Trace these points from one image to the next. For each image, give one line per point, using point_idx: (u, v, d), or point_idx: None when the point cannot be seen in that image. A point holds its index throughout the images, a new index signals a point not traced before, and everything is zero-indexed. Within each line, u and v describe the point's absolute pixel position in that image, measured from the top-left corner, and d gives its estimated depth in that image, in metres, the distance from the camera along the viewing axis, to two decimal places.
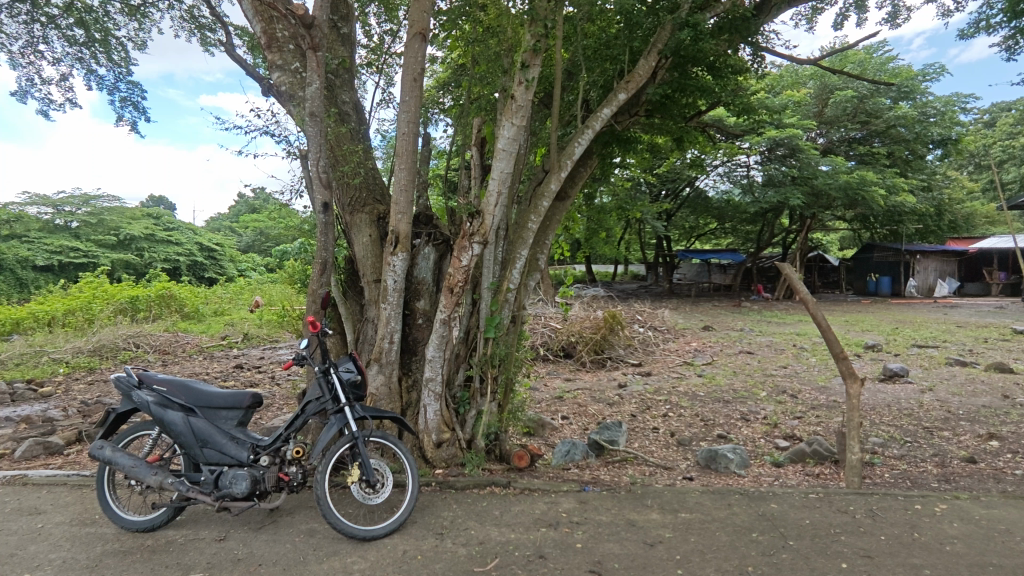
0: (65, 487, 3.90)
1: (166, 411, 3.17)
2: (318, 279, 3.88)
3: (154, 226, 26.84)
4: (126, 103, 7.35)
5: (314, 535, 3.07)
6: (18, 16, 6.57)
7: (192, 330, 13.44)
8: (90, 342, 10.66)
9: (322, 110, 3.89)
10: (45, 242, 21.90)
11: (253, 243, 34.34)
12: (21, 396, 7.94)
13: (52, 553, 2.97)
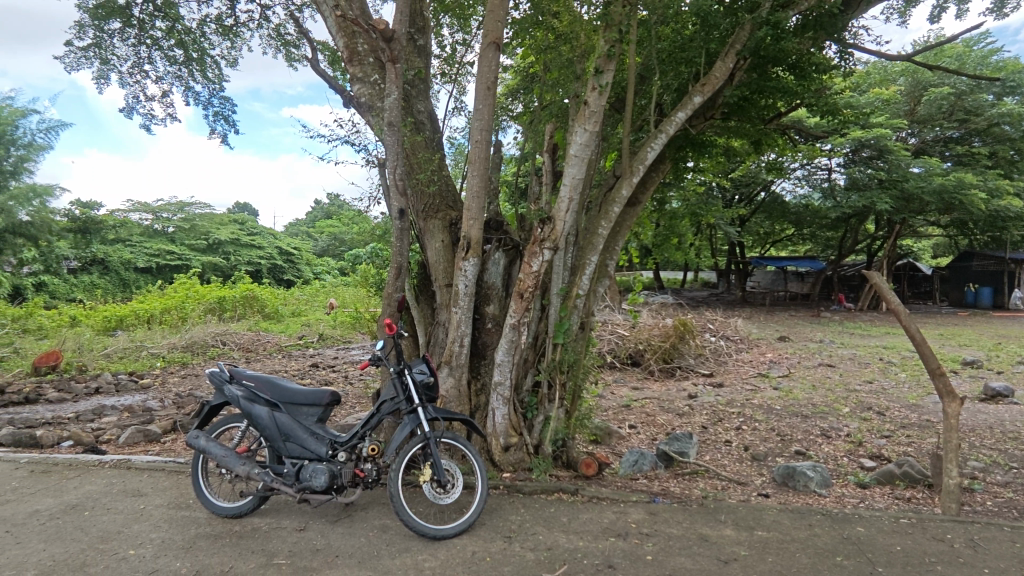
0: (163, 472, 4.23)
1: (253, 406, 3.36)
2: (393, 283, 4.01)
3: (240, 231, 28.61)
4: (218, 117, 7.91)
5: (387, 531, 3.17)
6: (128, 40, 7.22)
7: (273, 330, 14.21)
8: (183, 338, 11.50)
9: (399, 119, 4.03)
10: (145, 246, 23.83)
11: (328, 248, 35.93)
12: (125, 387, 8.67)
13: (153, 533, 3.22)
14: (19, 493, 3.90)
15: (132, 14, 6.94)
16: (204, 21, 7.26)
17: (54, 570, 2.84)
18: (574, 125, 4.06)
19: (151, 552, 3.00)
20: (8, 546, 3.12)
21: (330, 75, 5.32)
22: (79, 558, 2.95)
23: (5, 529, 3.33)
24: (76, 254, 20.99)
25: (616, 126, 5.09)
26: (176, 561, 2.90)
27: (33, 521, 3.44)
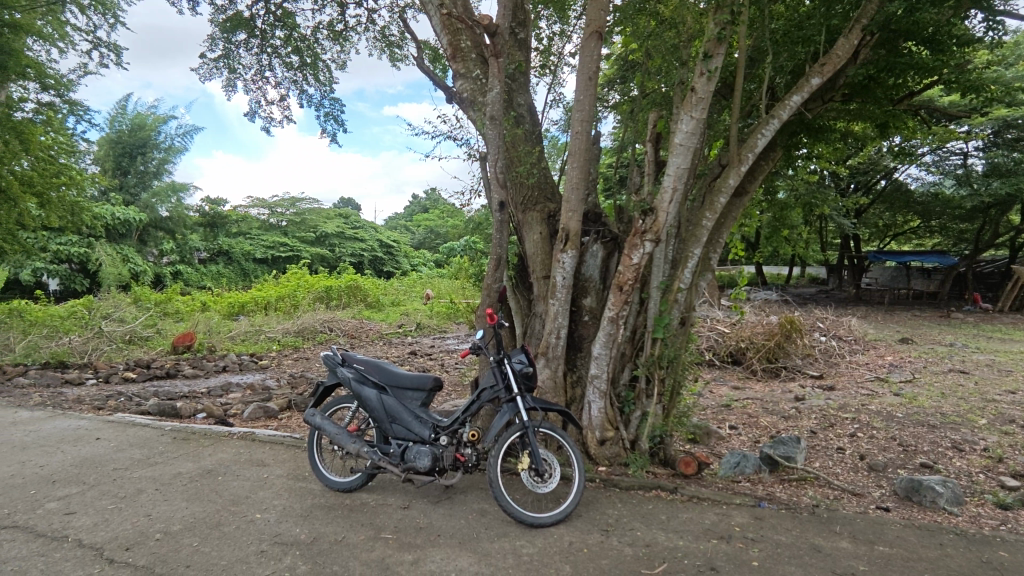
0: (282, 446, 4.60)
1: (363, 387, 3.57)
2: (493, 275, 4.09)
3: (344, 225, 30.35)
4: (328, 118, 8.42)
5: (486, 515, 3.26)
6: (252, 49, 7.86)
7: (374, 318, 14.98)
8: (296, 324, 12.43)
9: (501, 113, 4.09)
10: (263, 238, 25.95)
11: (424, 241, 37.30)
12: (246, 367, 9.54)
13: (275, 500, 3.52)
14: (164, 456, 4.41)
15: (255, 25, 7.54)
16: (317, 28, 7.74)
17: (195, 526, 3.19)
18: (678, 113, 3.93)
19: (275, 517, 3.28)
20: (156, 502, 3.53)
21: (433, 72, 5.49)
22: (214, 518, 3.29)
23: (154, 488, 3.77)
24: (205, 246, 23.28)
25: (722, 113, 4.86)
26: (296, 527, 3.16)
27: (176, 482, 3.87)
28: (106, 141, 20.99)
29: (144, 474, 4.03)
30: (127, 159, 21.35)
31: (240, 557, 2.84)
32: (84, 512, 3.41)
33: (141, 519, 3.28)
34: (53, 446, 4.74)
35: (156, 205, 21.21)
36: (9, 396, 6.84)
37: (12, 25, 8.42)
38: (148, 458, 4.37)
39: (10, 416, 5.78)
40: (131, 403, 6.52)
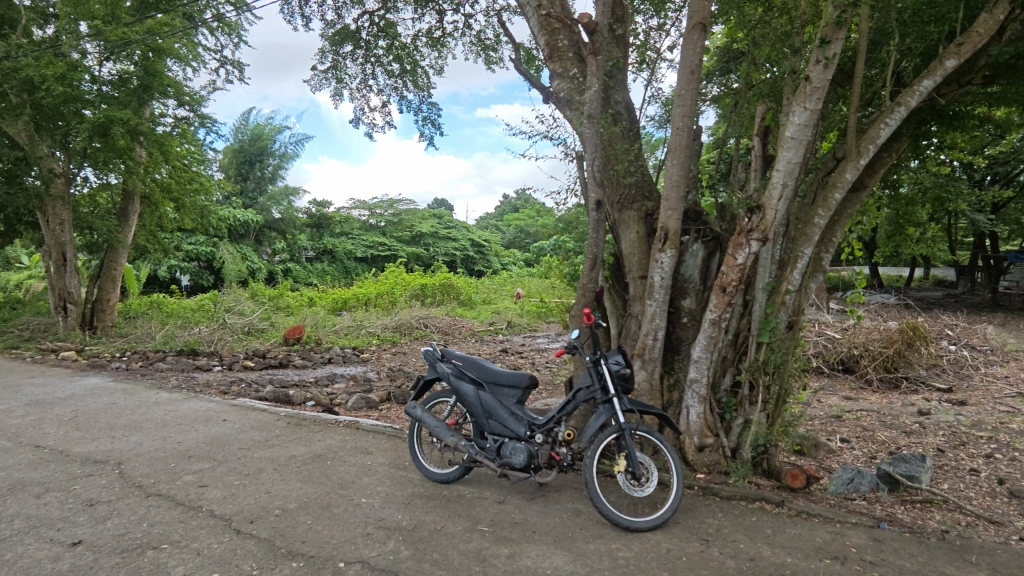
0: (384, 435, 4.84)
1: (461, 383, 3.68)
2: (589, 274, 4.07)
3: (439, 225, 31.34)
4: (426, 122, 8.75)
5: (580, 516, 3.26)
6: (357, 60, 8.33)
7: (467, 316, 15.37)
8: (394, 320, 13.01)
9: (599, 111, 4.06)
10: (364, 238, 27.41)
11: (515, 240, 37.70)
12: (349, 359, 10.13)
13: (378, 487, 3.71)
14: (281, 439, 4.78)
15: (360, 37, 7.98)
16: (417, 36, 8.05)
17: (308, 506, 3.43)
18: (789, 104, 3.71)
19: (379, 503, 3.46)
20: (274, 481, 3.84)
21: (529, 74, 5.54)
22: (325, 499, 3.53)
23: (272, 468, 4.10)
24: (312, 246, 24.95)
25: (838, 103, 4.51)
26: (398, 513, 3.31)
27: (291, 463, 4.18)
28: (230, 150, 23.05)
29: (264, 454, 4.39)
30: (247, 166, 23.32)
31: (349, 538, 3.02)
32: (214, 486, 3.77)
33: (261, 496, 3.58)
34: (188, 425, 5.28)
35: (270, 208, 23.01)
36: (151, 378, 7.71)
37: (156, 50, 9.47)
38: (266, 441, 4.76)
39: (152, 396, 6.51)
40: (250, 390, 7.13)
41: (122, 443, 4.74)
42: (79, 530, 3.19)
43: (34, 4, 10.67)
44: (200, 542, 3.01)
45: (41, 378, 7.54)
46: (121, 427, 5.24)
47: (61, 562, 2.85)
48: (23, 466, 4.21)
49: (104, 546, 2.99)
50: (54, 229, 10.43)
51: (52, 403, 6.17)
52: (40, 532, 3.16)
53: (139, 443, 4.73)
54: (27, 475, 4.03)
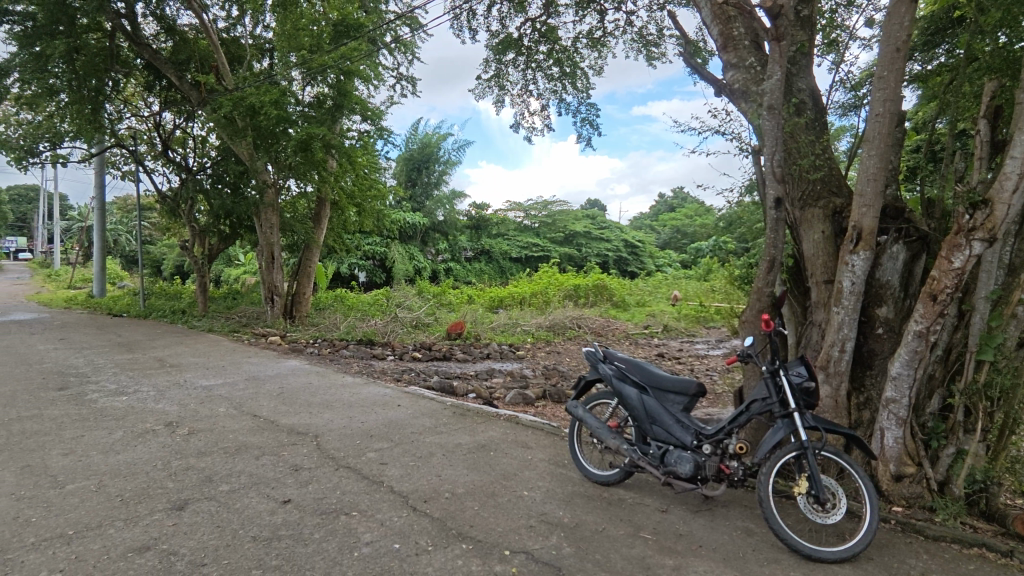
0: (542, 432, 4.96)
1: (624, 385, 3.64)
2: (765, 277, 3.78)
3: (592, 225, 31.32)
4: (585, 123, 8.78)
5: (753, 536, 3.04)
6: (519, 67, 8.62)
7: (621, 318, 15.18)
8: (548, 319, 13.29)
9: (781, 101, 3.77)
10: (519, 239, 28.39)
11: (670, 240, 36.42)
12: (506, 355, 10.55)
13: (539, 481, 3.80)
14: (448, 427, 5.12)
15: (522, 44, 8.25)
16: (577, 38, 8.12)
17: (474, 492, 3.63)
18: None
19: (540, 497, 3.55)
20: (444, 465, 4.12)
21: (696, 65, 5.29)
22: (490, 487, 3.70)
23: (441, 453, 4.40)
24: (471, 246, 26.48)
25: None
26: (559, 509, 3.37)
27: (457, 450, 4.46)
28: (402, 158, 25.11)
29: (433, 440, 4.73)
30: (416, 172, 25.34)
31: (513, 527, 3.14)
32: (393, 464, 4.15)
33: (433, 479, 3.86)
34: (369, 407, 5.89)
35: (435, 211, 24.73)
36: (338, 364, 8.71)
37: (347, 73, 10.67)
38: (436, 427, 5.13)
39: (340, 379, 7.36)
40: (419, 379, 7.75)
41: (317, 419, 5.42)
42: (287, 490, 3.70)
43: (255, 41, 12.52)
44: (383, 514, 3.33)
45: (255, 358, 8.90)
46: (316, 404, 5.99)
47: (275, 515, 3.33)
48: (245, 432, 4.99)
49: (307, 506, 3.44)
50: (266, 231, 12.25)
51: (263, 380, 7.24)
52: (260, 488, 3.73)
53: (331, 420, 5.37)
54: (248, 439, 4.78)
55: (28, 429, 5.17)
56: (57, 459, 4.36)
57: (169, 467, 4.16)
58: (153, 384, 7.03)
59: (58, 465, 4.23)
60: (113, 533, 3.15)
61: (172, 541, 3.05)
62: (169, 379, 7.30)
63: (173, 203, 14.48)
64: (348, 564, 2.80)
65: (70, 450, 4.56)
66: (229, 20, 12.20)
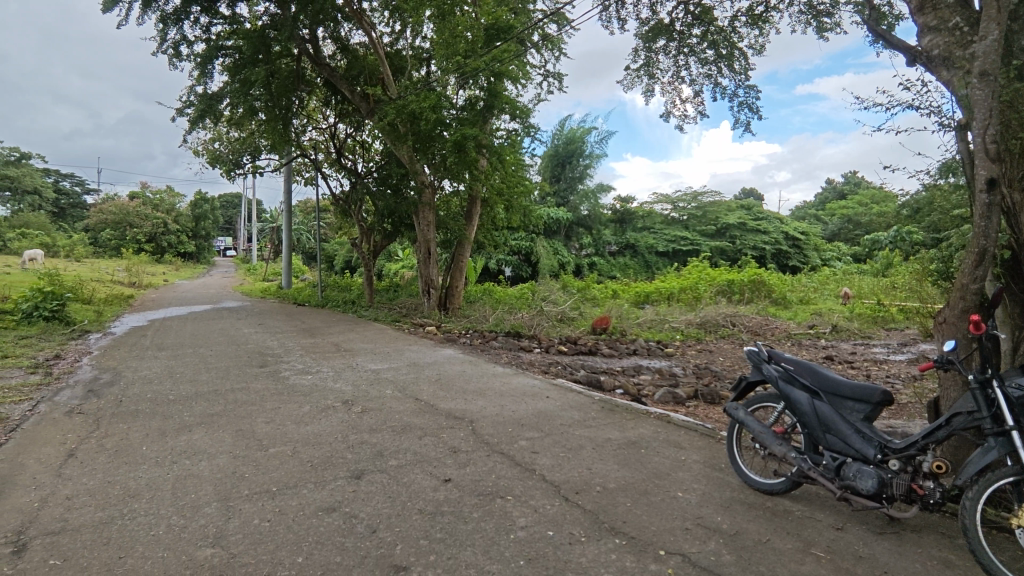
0: (696, 432, 4.77)
1: (792, 389, 3.38)
2: (971, 272, 3.25)
3: (747, 216, 29.23)
4: (743, 107, 8.22)
5: (953, 569, 2.65)
6: (670, 53, 8.29)
7: (782, 316, 13.99)
8: (698, 316, 12.69)
9: (997, 66, 3.22)
10: (666, 233, 27.42)
11: (840, 231, 32.76)
12: (653, 352, 10.27)
13: (694, 484, 3.65)
14: (597, 421, 5.12)
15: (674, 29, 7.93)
16: (735, 16, 7.60)
17: (626, 489, 3.59)
18: None
19: (696, 500, 3.41)
20: (594, 459, 4.13)
21: (879, 30, 4.69)
22: (643, 485, 3.64)
23: (591, 447, 4.41)
24: (615, 240, 26.17)
25: None
26: (718, 515, 3.21)
27: (607, 445, 4.44)
28: (548, 154, 25.43)
29: (583, 433, 4.76)
30: (561, 167, 25.55)
31: (667, 528, 3.06)
32: (544, 454, 4.25)
33: (583, 471, 3.88)
34: (520, 397, 6.09)
35: (580, 206, 24.94)
36: (488, 354, 9.11)
37: (498, 74, 11.10)
38: (585, 421, 5.15)
39: (491, 369, 7.69)
40: (566, 372, 7.84)
41: (472, 405, 5.73)
42: (447, 470, 3.97)
43: (415, 51, 13.48)
44: (537, 501, 3.43)
45: (414, 346, 9.63)
46: (470, 391, 6.33)
47: (439, 492, 3.59)
48: (409, 413, 5.43)
49: (466, 487, 3.66)
50: (424, 229, 13.18)
51: (423, 367, 7.80)
52: (424, 466, 4.04)
53: (485, 407, 5.64)
54: (412, 420, 5.19)
55: (239, 399, 6.11)
56: (261, 426, 5.11)
57: (348, 439, 4.67)
58: (331, 366, 7.93)
59: (262, 431, 4.95)
60: (306, 493, 3.62)
61: (353, 505, 3.43)
62: (344, 362, 8.18)
63: (345, 204, 16.14)
64: (505, 545, 2.93)
65: (271, 418, 5.32)
66: (393, 35, 13.27)
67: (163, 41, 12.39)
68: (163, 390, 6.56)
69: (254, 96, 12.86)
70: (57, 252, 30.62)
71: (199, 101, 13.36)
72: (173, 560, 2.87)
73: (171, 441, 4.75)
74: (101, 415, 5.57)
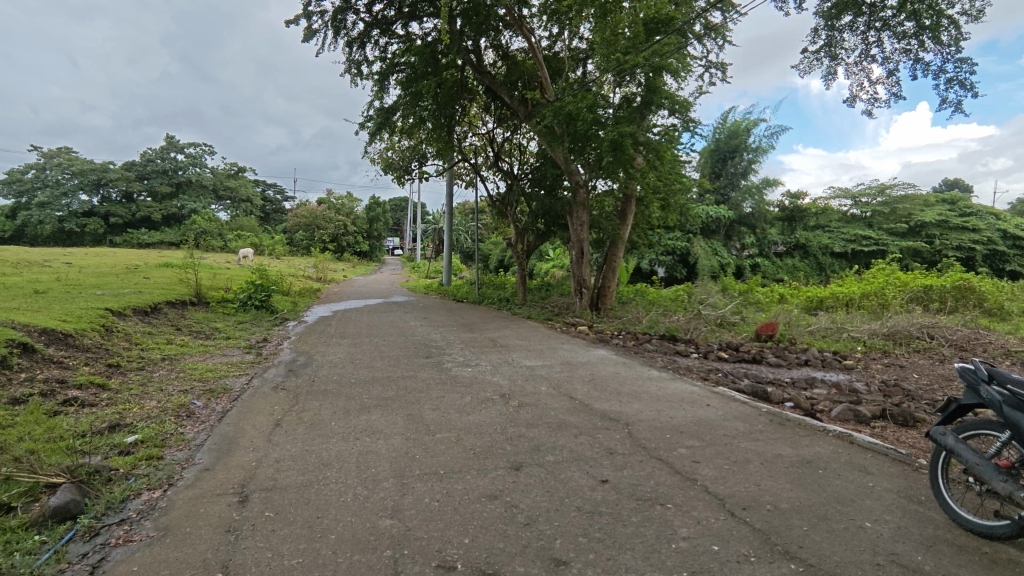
0: (886, 457, 4.22)
1: (1020, 416, 2.85)
2: None
3: (950, 211, 25.15)
4: (952, 85, 7.09)
5: None
6: (858, 30, 7.42)
7: (998, 330, 11.79)
8: (885, 325, 11.19)
9: None
10: (844, 231, 24.63)
11: None
12: (830, 363, 9.26)
13: (886, 515, 3.23)
14: (766, 435, 4.74)
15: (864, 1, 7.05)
16: None
17: (802, 511, 3.28)
18: None
19: (889, 534, 3.01)
20: (762, 475, 3.83)
21: None
22: (822, 510, 3.30)
23: (759, 462, 4.10)
24: (783, 240, 24.16)
25: None
26: (918, 554, 2.81)
27: (778, 462, 4.09)
28: (708, 149, 24.18)
29: (749, 446, 4.44)
30: (721, 163, 24.11)
31: (854, 561, 2.75)
32: (706, 464, 4.04)
33: (751, 487, 3.63)
34: (677, 403, 5.86)
35: (742, 203, 23.50)
36: (642, 357, 8.92)
37: (656, 69, 10.81)
38: (751, 433, 4.80)
39: (646, 372, 7.52)
40: (728, 380, 7.37)
41: (627, 407, 5.64)
42: (604, 471, 3.96)
43: (571, 53, 13.63)
44: (699, 513, 3.28)
45: (567, 345, 9.74)
46: (625, 394, 6.24)
47: (596, 492, 3.59)
48: (564, 411, 5.50)
49: (623, 490, 3.62)
50: (577, 229, 13.25)
51: (576, 366, 7.86)
52: (581, 465, 4.06)
53: (640, 411, 5.52)
54: (567, 418, 5.25)
55: (408, 386, 6.67)
56: (428, 412, 5.53)
57: (507, 432, 4.86)
58: (489, 360, 8.32)
59: (429, 417, 5.35)
60: (470, 478, 3.85)
61: (513, 495, 3.56)
62: (500, 357, 8.53)
63: (502, 205, 16.83)
64: (666, 554, 2.84)
65: (437, 406, 5.73)
66: (551, 38, 13.51)
67: (348, 63, 13.92)
68: (346, 374, 7.37)
69: (422, 107, 13.93)
70: (264, 250, 35.95)
71: (377, 115, 14.81)
72: (358, 525, 3.21)
73: (353, 420, 5.33)
74: (299, 392, 6.43)
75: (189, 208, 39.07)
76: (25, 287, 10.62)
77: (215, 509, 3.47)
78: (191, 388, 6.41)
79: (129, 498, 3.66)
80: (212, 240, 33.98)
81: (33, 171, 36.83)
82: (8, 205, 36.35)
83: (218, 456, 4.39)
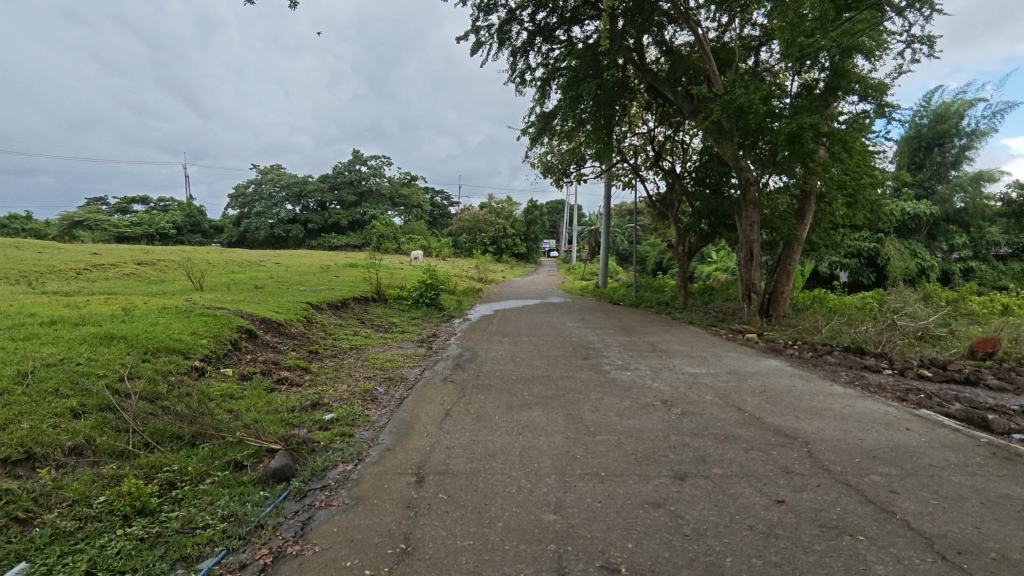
0: None
1: None
2: None
3: None
4: None
5: None
6: None
7: None
8: None
9: None
10: None
11: None
12: None
13: None
14: (988, 470, 4.00)
15: None
16: None
17: None
18: None
19: None
20: (984, 517, 3.25)
21: None
22: None
23: (978, 500, 3.48)
24: (1007, 240, 20.32)
25: None
26: None
27: (1006, 504, 3.43)
28: (906, 137, 21.23)
29: (964, 481, 3.79)
30: (925, 152, 20.95)
31: None
32: (907, 496, 3.53)
33: (968, 529, 3.09)
34: (868, 423, 5.20)
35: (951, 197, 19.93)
36: (822, 370, 8.07)
37: (845, 50, 9.69)
38: (967, 466, 4.09)
39: (828, 388, 6.77)
40: (933, 402, 6.33)
41: (807, 425, 5.14)
42: (781, 490, 3.65)
43: (743, 41, 12.74)
44: (900, 550, 2.88)
45: (733, 353, 9.16)
46: (804, 409, 5.68)
47: (770, 512, 3.33)
48: (733, 423, 5.17)
49: (804, 513, 3.30)
50: (746, 229, 12.35)
51: (745, 376, 7.34)
52: (753, 481, 3.79)
53: (823, 429, 4.99)
54: (737, 430, 4.94)
55: (568, 386, 6.76)
56: (588, 413, 5.55)
57: (670, 439, 4.70)
58: (649, 364, 8.11)
59: (589, 418, 5.36)
60: (633, 483, 3.79)
61: (678, 505, 3.44)
62: (661, 362, 8.28)
63: (663, 206, 16.30)
64: None
65: (596, 408, 5.73)
66: (720, 29, 12.80)
67: (513, 72, 14.50)
68: (507, 370, 7.70)
69: (581, 110, 14.04)
70: (432, 252, 38.91)
71: (538, 120, 15.24)
72: (524, 516, 3.34)
73: (516, 415, 5.53)
74: (466, 385, 6.85)
75: (371, 214, 43.64)
76: (248, 283, 12.67)
77: (396, 486, 3.84)
78: (375, 375, 7.16)
79: (329, 469, 4.19)
80: (389, 242, 37.67)
81: (253, 185, 43.63)
82: (236, 215, 43.60)
83: (398, 439, 4.84)
